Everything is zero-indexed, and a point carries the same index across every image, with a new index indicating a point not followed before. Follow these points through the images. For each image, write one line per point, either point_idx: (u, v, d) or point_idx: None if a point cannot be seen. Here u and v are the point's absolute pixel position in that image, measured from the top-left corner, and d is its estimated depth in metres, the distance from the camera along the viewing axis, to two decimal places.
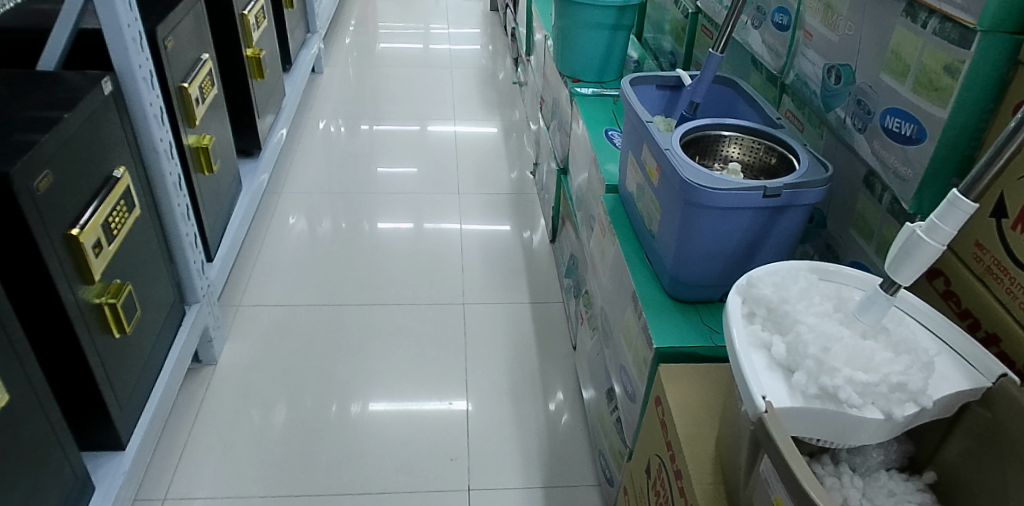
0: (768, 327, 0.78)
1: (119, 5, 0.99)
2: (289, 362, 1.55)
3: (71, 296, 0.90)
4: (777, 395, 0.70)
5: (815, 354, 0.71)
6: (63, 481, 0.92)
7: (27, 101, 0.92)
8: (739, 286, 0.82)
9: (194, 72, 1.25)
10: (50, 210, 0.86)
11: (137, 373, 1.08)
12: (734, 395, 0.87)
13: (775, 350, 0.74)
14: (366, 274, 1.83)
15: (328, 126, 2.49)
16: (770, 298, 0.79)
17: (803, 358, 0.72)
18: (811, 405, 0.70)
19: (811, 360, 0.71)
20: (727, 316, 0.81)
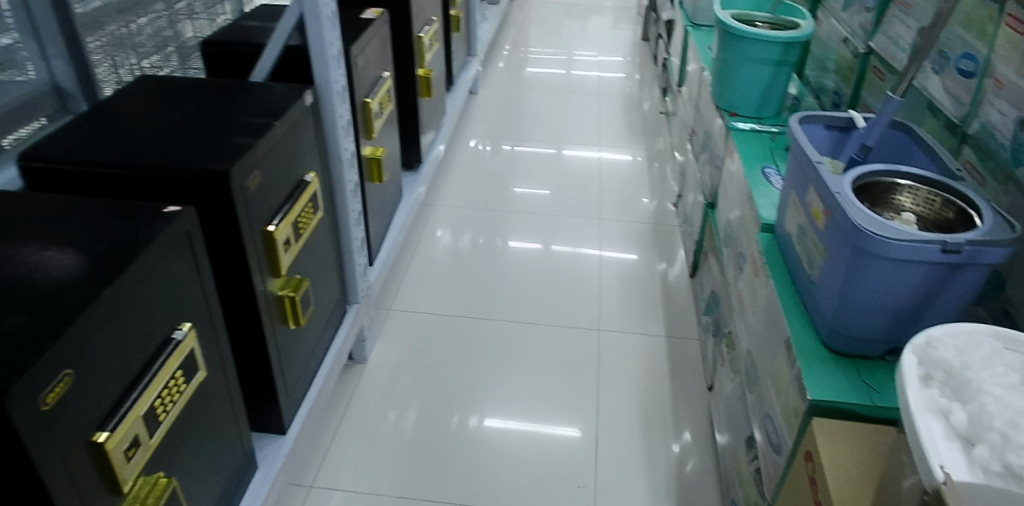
0: (947, 393, 0.69)
1: (327, 26, 1.13)
2: (427, 369, 1.61)
3: (262, 287, 0.98)
4: (957, 466, 0.62)
5: (1001, 428, 0.63)
6: (235, 458, 0.99)
7: (246, 108, 1.04)
8: (915, 345, 0.74)
9: (375, 90, 1.38)
10: (255, 207, 0.95)
11: (302, 364, 1.16)
12: (896, 459, 0.80)
13: (954, 417, 0.66)
14: (504, 291, 1.86)
15: (478, 144, 2.58)
16: (951, 362, 0.71)
17: (987, 430, 0.64)
18: (994, 483, 0.60)
19: (996, 433, 0.63)
20: (898, 380, 0.72)
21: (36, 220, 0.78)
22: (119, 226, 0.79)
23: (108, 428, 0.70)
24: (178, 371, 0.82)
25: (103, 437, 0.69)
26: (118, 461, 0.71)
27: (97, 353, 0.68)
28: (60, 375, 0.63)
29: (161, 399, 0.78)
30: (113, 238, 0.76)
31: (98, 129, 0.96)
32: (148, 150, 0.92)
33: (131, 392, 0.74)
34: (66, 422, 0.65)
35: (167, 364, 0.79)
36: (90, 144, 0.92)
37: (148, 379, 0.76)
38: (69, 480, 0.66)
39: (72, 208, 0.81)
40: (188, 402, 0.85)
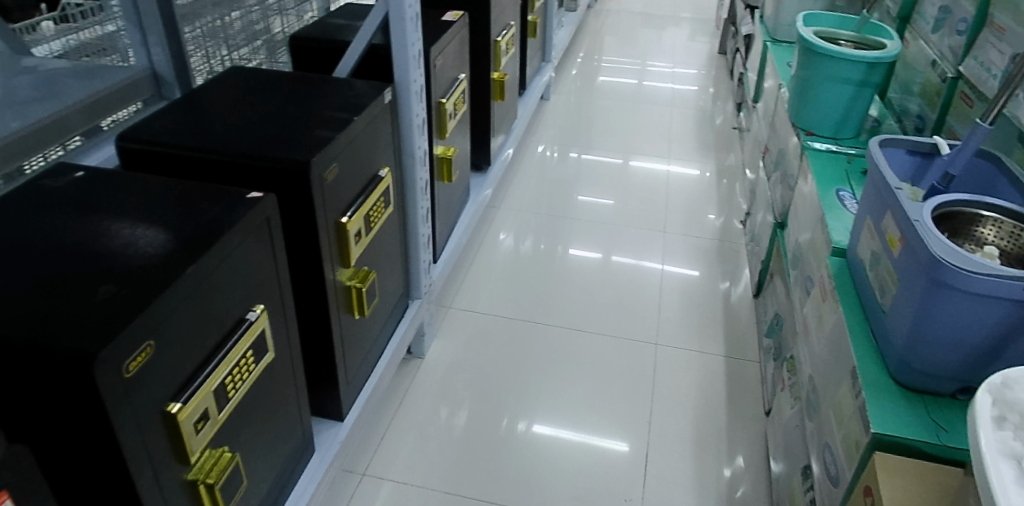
0: (1021, 437, 0.65)
1: (410, 26, 1.16)
2: (481, 369, 1.63)
3: (332, 276, 1.02)
4: None
5: None
6: (295, 440, 1.02)
7: (329, 102, 1.08)
8: (989, 385, 0.70)
9: (451, 90, 1.41)
10: (332, 199, 0.99)
11: (362, 355, 1.19)
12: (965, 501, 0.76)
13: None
14: (563, 298, 1.86)
15: (546, 151, 2.59)
16: None
17: None
18: None
19: None
20: (971, 420, 0.68)
21: (130, 199, 0.83)
22: (205, 209, 0.82)
23: (180, 400, 0.73)
24: (248, 351, 0.84)
25: (175, 408, 0.72)
26: (188, 432, 0.74)
27: (176, 328, 0.71)
28: (142, 346, 0.67)
29: (231, 377, 0.81)
30: (200, 220, 0.80)
31: (190, 115, 1.01)
32: (235, 137, 0.96)
33: (204, 368, 0.77)
34: (144, 390, 0.68)
35: (239, 344, 0.82)
36: (181, 128, 0.97)
37: (221, 355, 0.79)
38: (142, 446, 0.69)
39: (163, 189, 0.85)
40: (255, 382, 0.88)
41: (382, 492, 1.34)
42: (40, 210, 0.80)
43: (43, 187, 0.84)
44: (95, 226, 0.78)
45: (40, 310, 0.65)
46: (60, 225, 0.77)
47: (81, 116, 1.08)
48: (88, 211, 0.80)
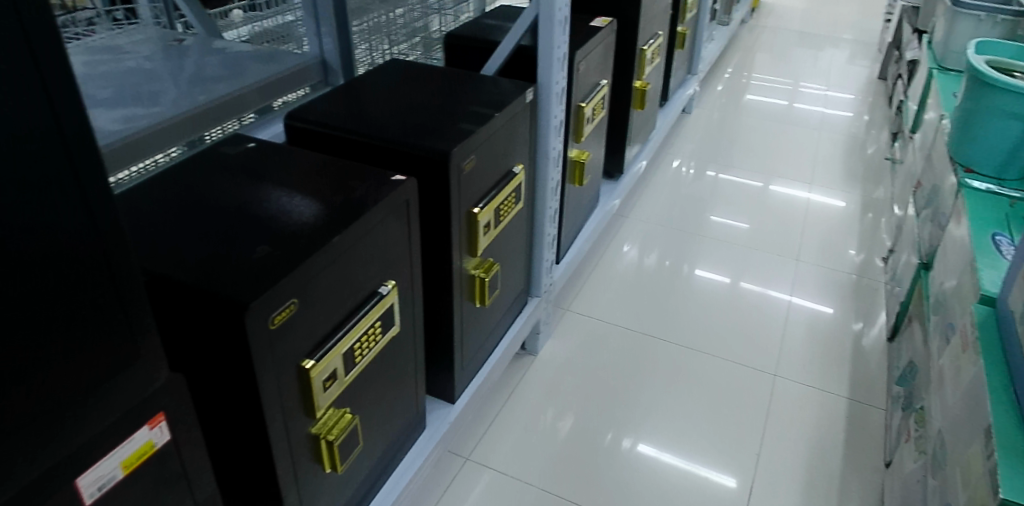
0: None
1: (557, 30, 1.21)
2: (590, 375, 1.64)
3: (458, 263, 1.08)
4: None
5: None
6: (409, 414, 1.08)
7: (474, 98, 1.14)
8: None
9: (591, 96, 1.47)
10: (466, 189, 1.05)
11: (479, 343, 1.24)
12: None
13: None
14: (681, 317, 1.83)
15: (681, 166, 2.54)
16: None
17: None
18: None
19: None
20: None
21: (291, 171, 0.92)
22: (354, 187, 0.89)
23: (313, 357, 0.80)
24: (377, 322, 0.91)
25: (309, 364, 0.79)
26: (317, 387, 0.81)
27: (317, 291, 0.79)
28: (287, 303, 0.74)
29: (359, 343, 0.88)
30: (348, 197, 0.87)
31: (350, 100, 1.10)
32: (386, 123, 1.04)
33: (336, 332, 0.83)
34: (284, 344, 0.75)
35: (370, 314, 0.88)
36: (341, 112, 1.06)
37: (352, 322, 0.86)
38: (278, 393, 0.76)
39: (319, 165, 0.93)
40: (380, 352, 0.94)
41: (483, 479, 1.39)
42: (217, 174, 0.90)
43: (222, 154, 0.95)
44: (259, 193, 0.87)
45: (207, 259, 0.74)
46: (230, 189, 0.87)
47: (256, 95, 1.20)
48: (255, 179, 0.89)
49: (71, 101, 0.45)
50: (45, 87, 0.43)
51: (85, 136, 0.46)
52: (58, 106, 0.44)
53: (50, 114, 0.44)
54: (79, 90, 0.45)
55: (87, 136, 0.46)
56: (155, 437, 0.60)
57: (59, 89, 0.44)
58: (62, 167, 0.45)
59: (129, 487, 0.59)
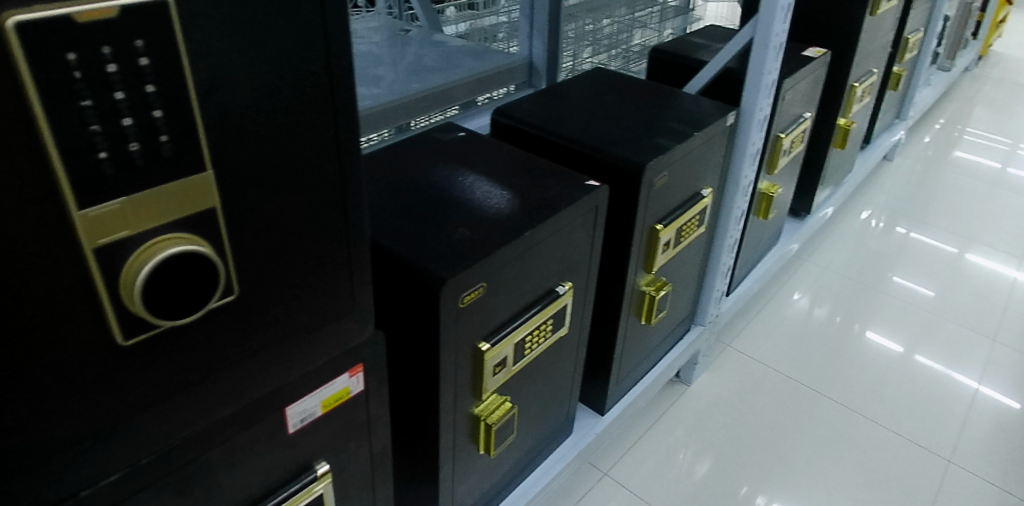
0: None
1: (770, 55, 1.17)
2: (739, 419, 1.56)
3: (632, 277, 1.08)
4: None
5: None
6: (560, 417, 1.09)
7: (674, 114, 1.13)
8: None
9: (792, 127, 1.41)
10: (654, 204, 1.04)
11: (637, 360, 1.23)
12: None
13: None
14: (848, 378, 1.70)
15: (871, 218, 2.35)
16: None
17: None
18: None
19: None
20: None
21: (493, 162, 0.95)
22: (550, 185, 0.92)
23: (489, 342, 0.83)
24: (550, 320, 0.93)
25: (484, 347, 0.82)
26: (488, 370, 0.84)
27: (504, 280, 0.82)
28: (477, 285, 0.78)
29: (531, 336, 0.90)
30: (543, 194, 0.90)
31: (553, 102, 1.14)
32: (586, 128, 1.06)
33: (512, 321, 0.86)
34: (467, 323, 0.79)
35: (546, 310, 0.90)
36: (544, 113, 1.10)
37: (528, 315, 0.88)
38: (453, 369, 0.80)
39: (519, 159, 0.97)
40: (547, 349, 0.96)
41: (614, 498, 1.37)
42: (427, 156, 0.96)
43: (434, 139, 1.00)
44: (462, 178, 0.91)
45: (414, 233, 0.79)
46: (437, 172, 0.92)
47: (463, 89, 1.26)
48: (460, 165, 0.94)
49: (342, 59, 0.51)
50: (326, 43, 0.50)
51: (347, 93, 0.52)
52: (332, 61, 0.50)
53: (326, 68, 0.50)
54: (350, 50, 0.51)
55: (348, 93, 0.53)
56: (352, 385, 0.65)
57: (336, 47, 0.50)
58: (326, 120, 0.52)
59: (323, 424, 0.65)
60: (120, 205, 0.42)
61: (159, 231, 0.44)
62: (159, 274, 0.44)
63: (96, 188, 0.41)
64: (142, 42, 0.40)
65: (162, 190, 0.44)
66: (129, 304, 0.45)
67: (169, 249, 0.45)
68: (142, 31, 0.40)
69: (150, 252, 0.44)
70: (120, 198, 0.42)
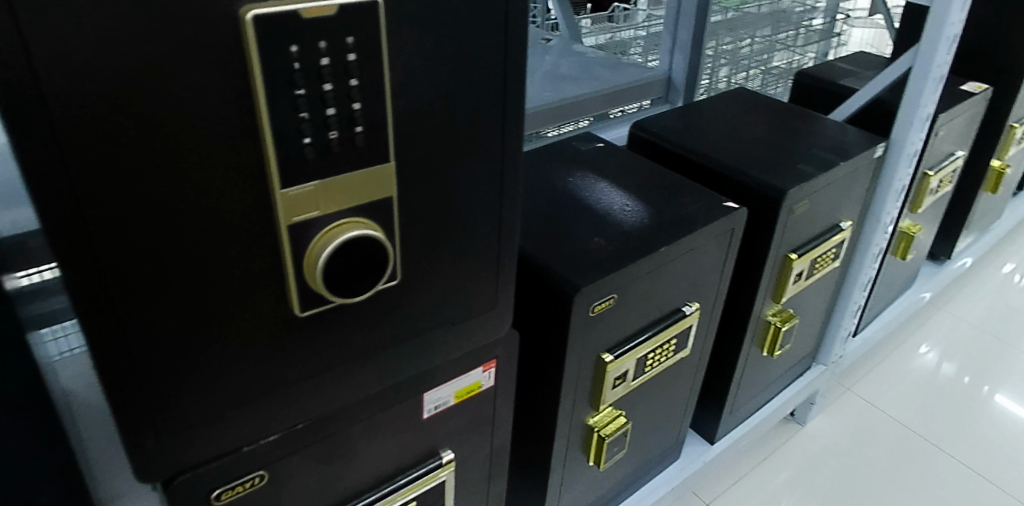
0: None
1: (929, 86, 1.10)
2: (854, 468, 1.48)
3: (759, 305, 1.05)
4: None
5: None
6: (670, 439, 1.07)
7: (819, 141, 1.09)
8: None
9: (942, 165, 1.32)
10: (790, 233, 1.01)
11: (754, 392, 1.19)
12: None
13: None
14: (979, 440, 1.56)
15: (1016, 272, 2.16)
16: None
17: None
18: None
19: None
20: None
21: (630, 175, 0.95)
22: (686, 203, 0.90)
23: (612, 353, 0.83)
24: (673, 339, 0.91)
25: (607, 359, 0.83)
26: (608, 382, 0.84)
27: (635, 294, 0.82)
28: (608, 296, 0.78)
29: (653, 353, 0.89)
30: (679, 211, 0.89)
31: (692, 121, 1.12)
32: (726, 149, 1.04)
33: (636, 336, 0.86)
34: (594, 333, 0.80)
35: (670, 329, 0.89)
36: (682, 131, 1.08)
37: (652, 332, 0.87)
38: (576, 376, 0.81)
39: (656, 175, 0.96)
40: (666, 368, 0.95)
41: None
42: (565, 164, 0.97)
43: (573, 147, 1.02)
44: (598, 188, 0.92)
45: (552, 240, 0.81)
46: (575, 180, 0.93)
47: (600, 101, 1.23)
48: (597, 174, 0.95)
49: (518, 62, 0.53)
50: (505, 45, 0.51)
51: (519, 96, 0.54)
52: (509, 64, 0.52)
53: (502, 70, 0.52)
54: (528, 53, 0.53)
55: (520, 95, 0.54)
56: (484, 379, 0.67)
57: (514, 50, 0.52)
58: (496, 123, 0.54)
59: (454, 414, 0.67)
60: (314, 188, 0.45)
61: (343, 215, 0.48)
62: (339, 255, 0.47)
63: (299, 171, 0.45)
64: (352, 39, 0.43)
65: (350, 177, 0.47)
66: (310, 280, 0.48)
67: (349, 232, 0.48)
68: (353, 29, 0.43)
69: (332, 234, 0.47)
70: (315, 181, 0.45)
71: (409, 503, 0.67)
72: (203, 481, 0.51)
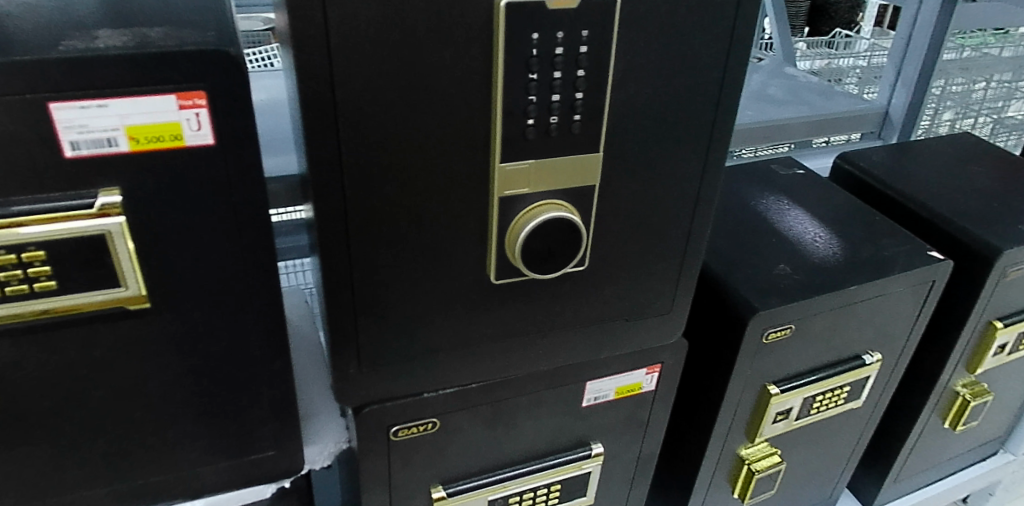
0: None
1: None
2: None
3: (948, 372, 0.95)
4: None
5: None
6: (823, 493, 1.01)
7: None
8: None
9: None
10: (999, 298, 0.91)
11: (926, 465, 1.09)
12: None
13: None
14: None
15: None
16: None
17: None
18: None
19: None
20: None
21: (829, 206, 0.91)
22: (887, 244, 0.84)
23: (778, 386, 0.80)
24: (846, 386, 0.86)
25: (772, 390, 0.80)
26: (769, 414, 0.81)
27: (813, 329, 0.78)
28: (786, 326, 0.75)
29: (823, 396, 0.85)
30: (877, 251, 0.83)
31: (902, 161, 1.04)
32: (940, 196, 0.96)
33: (806, 374, 0.82)
34: (764, 361, 0.77)
35: (846, 375, 0.84)
36: (889, 170, 1.01)
37: (825, 373, 0.83)
38: (736, 402, 0.79)
39: (857, 210, 0.90)
40: (833, 415, 0.89)
41: None
42: (759, 186, 0.94)
43: (772, 171, 0.99)
44: (790, 215, 0.88)
45: (735, 260, 0.79)
46: (769, 204, 0.90)
47: (806, 129, 1.18)
48: (793, 201, 0.91)
49: (737, 71, 0.53)
50: (728, 53, 0.51)
51: (731, 104, 0.54)
52: (728, 72, 0.52)
53: (720, 76, 0.52)
54: (749, 63, 0.52)
55: (733, 104, 0.54)
56: (645, 381, 0.68)
57: (735, 58, 0.52)
58: (703, 131, 0.54)
59: (610, 410, 0.68)
60: (528, 166, 0.49)
61: (548, 197, 0.51)
62: (538, 232, 0.50)
63: (518, 150, 0.48)
64: (587, 33, 0.45)
65: (561, 161, 0.50)
66: (509, 252, 0.52)
67: (551, 211, 0.51)
68: (590, 24, 0.45)
69: (535, 212, 0.51)
70: (530, 160, 0.49)
71: (554, 487, 0.69)
72: (385, 418, 0.57)
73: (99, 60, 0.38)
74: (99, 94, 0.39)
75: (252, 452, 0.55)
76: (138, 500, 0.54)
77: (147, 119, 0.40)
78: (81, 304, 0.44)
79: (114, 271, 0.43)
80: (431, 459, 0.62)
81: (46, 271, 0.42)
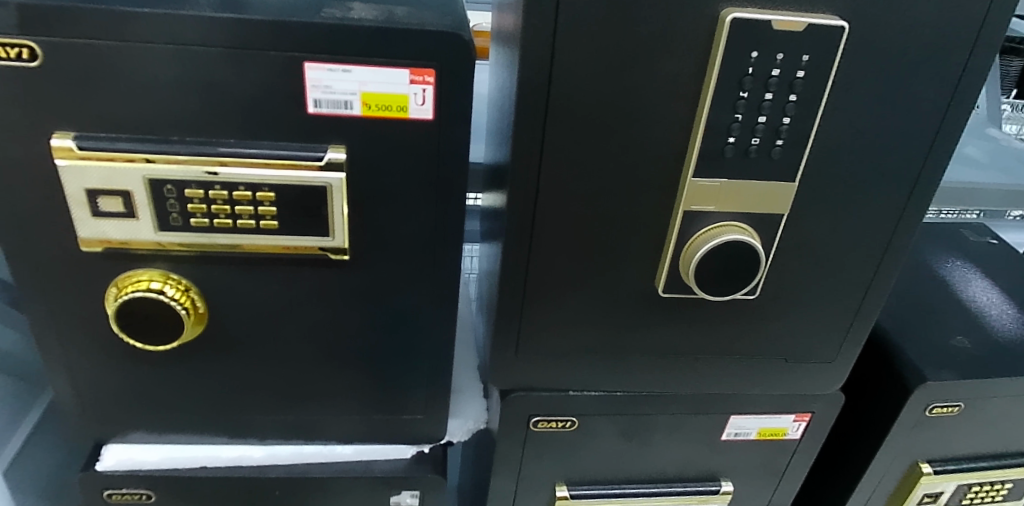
0: None
1: None
2: None
3: None
4: None
5: None
6: None
7: None
8: None
9: None
10: None
11: None
12: None
13: None
14: None
15: None
16: None
17: None
18: None
19: None
20: None
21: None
22: None
23: (931, 465, 0.74)
24: (1008, 483, 0.78)
25: (924, 469, 0.74)
26: (915, 493, 0.75)
27: (985, 413, 0.71)
28: (954, 403, 0.69)
29: (980, 488, 0.77)
30: None
31: None
32: None
33: (964, 459, 0.75)
34: (922, 436, 0.72)
35: (1011, 471, 0.76)
36: None
37: (988, 462, 0.75)
38: (881, 472, 0.74)
39: None
40: None
41: None
42: (944, 250, 0.88)
43: (961, 236, 0.91)
44: (975, 284, 0.81)
45: (906, 321, 0.74)
46: (952, 270, 0.84)
47: (1004, 197, 1.07)
48: (981, 271, 0.84)
49: (960, 116, 0.49)
50: (952, 96, 0.48)
51: (946, 152, 0.50)
52: (948, 116, 0.49)
53: (939, 120, 0.49)
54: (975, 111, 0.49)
55: (948, 151, 0.51)
56: (790, 427, 0.65)
57: (960, 103, 0.48)
58: (910, 176, 0.51)
59: (750, 449, 0.66)
60: (720, 185, 0.49)
61: (732, 219, 0.50)
62: (716, 253, 0.50)
63: (713, 167, 0.48)
64: (807, 58, 0.44)
65: (755, 185, 0.49)
66: (682, 268, 0.52)
67: (734, 234, 0.50)
68: (812, 49, 0.44)
69: (716, 232, 0.50)
70: (722, 179, 0.48)
71: None
72: (528, 406, 0.59)
73: (352, 30, 0.42)
74: (345, 60, 0.43)
75: (404, 411, 0.59)
76: (299, 434, 0.59)
77: (382, 88, 0.44)
78: (292, 246, 0.48)
79: (325, 220, 0.47)
80: (562, 458, 0.63)
81: (272, 211, 0.46)
